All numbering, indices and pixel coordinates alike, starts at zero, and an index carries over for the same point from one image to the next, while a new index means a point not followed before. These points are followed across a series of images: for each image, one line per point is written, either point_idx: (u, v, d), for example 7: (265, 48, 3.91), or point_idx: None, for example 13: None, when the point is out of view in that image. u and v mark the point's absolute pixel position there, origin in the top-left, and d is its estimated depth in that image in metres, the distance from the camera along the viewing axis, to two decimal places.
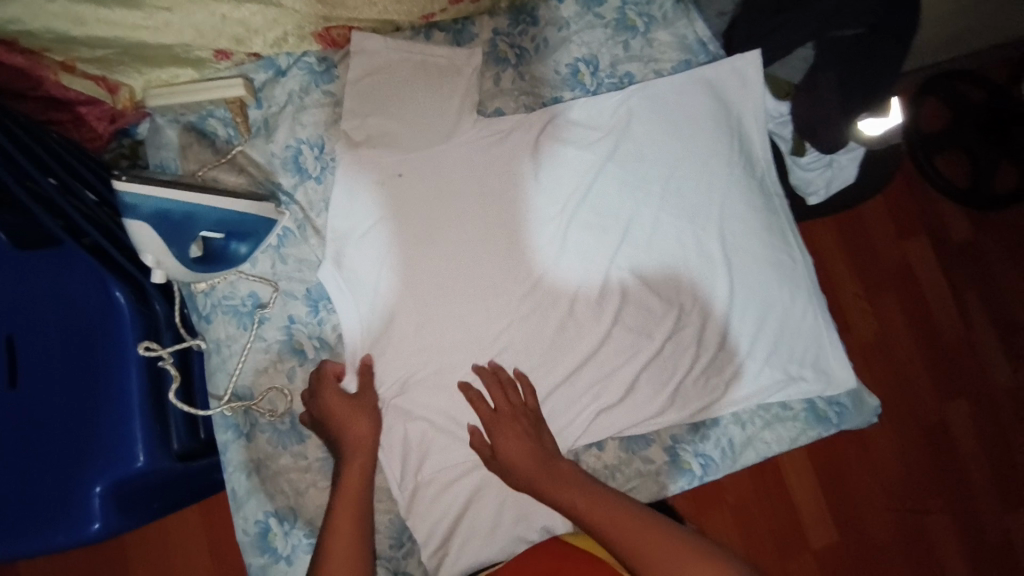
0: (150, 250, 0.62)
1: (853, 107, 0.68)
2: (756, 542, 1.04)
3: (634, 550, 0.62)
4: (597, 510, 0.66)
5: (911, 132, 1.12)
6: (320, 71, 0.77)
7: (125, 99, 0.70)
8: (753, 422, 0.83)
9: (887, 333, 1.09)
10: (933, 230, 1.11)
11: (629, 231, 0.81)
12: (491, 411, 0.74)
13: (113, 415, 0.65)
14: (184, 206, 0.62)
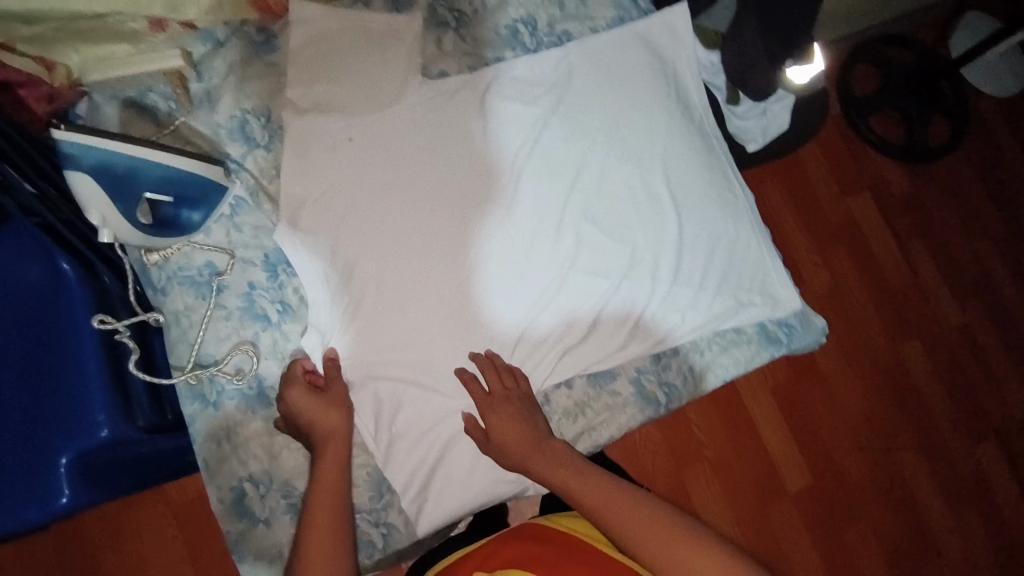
0: (93, 206, 0.63)
1: (775, 52, 0.86)
2: (731, 479, 1.27)
3: (616, 518, 0.67)
4: (587, 493, 0.70)
5: (845, 97, 1.48)
6: (260, 41, 0.79)
7: (62, 77, 0.71)
8: (711, 348, 0.86)
9: (839, 283, 1.41)
10: (872, 184, 1.47)
11: (580, 178, 0.83)
12: (485, 394, 0.75)
13: (71, 386, 0.64)
14: (128, 159, 0.62)
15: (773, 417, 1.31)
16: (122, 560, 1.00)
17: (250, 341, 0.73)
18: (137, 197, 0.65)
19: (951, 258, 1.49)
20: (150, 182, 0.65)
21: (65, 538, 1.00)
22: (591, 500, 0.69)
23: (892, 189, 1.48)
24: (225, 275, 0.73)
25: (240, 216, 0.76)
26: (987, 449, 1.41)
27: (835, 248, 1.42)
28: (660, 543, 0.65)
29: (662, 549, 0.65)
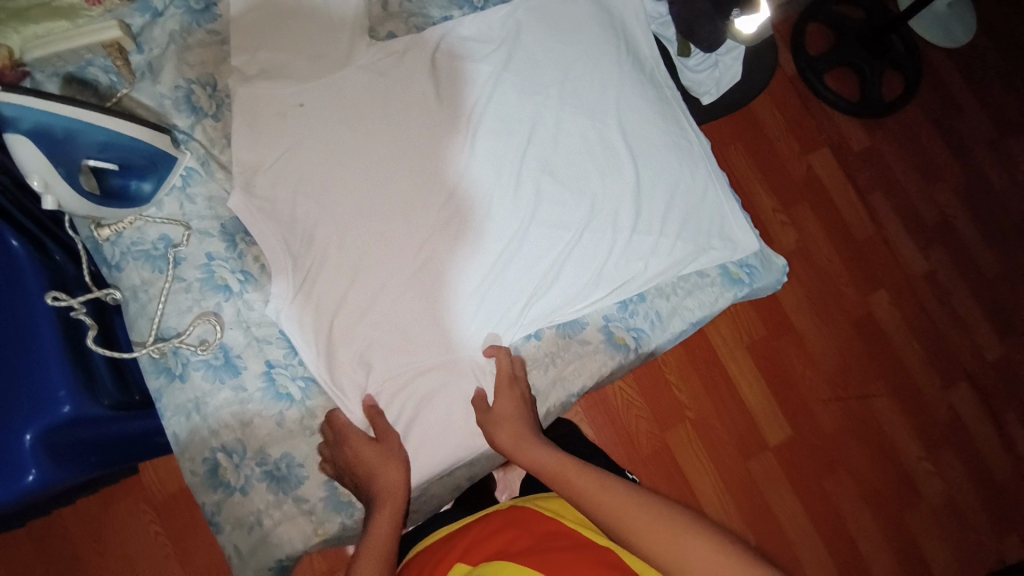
0: (35, 170, 0.60)
1: (723, 5, 0.90)
2: (715, 437, 1.29)
3: (601, 506, 0.62)
4: (569, 475, 0.66)
5: (798, 55, 1.49)
6: (199, 9, 0.77)
7: (3, 57, 0.68)
8: (676, 293, 0.88)
9: (805, 239, 1.44)
10: (830, 139, 1.50)
11: (535, 131, 0.83)
12: (510, 374, 0.77)
13: (28, 364, 0.63)
14: (64, 120, 0.60)
15: (751, 373, 1.34)
16: (106, 559, 0.99)
17: (212, 308, 0.72)
18: (79, 162, 0.63)
19: (911, 205, 1.53)
20: (90, 147, 0.64)
21: (46, 541, 0.98)
22: (574, 486, 0.65)
23: (850, 144, 1.52)
24: (182, 247, 0.73)
25: (192, 186, 0.75)
26: (956, 388, 1.46)
27: (799, 204, 1.45)
28: (644, 528, 0.58)
29: (650, 539, 0.58)
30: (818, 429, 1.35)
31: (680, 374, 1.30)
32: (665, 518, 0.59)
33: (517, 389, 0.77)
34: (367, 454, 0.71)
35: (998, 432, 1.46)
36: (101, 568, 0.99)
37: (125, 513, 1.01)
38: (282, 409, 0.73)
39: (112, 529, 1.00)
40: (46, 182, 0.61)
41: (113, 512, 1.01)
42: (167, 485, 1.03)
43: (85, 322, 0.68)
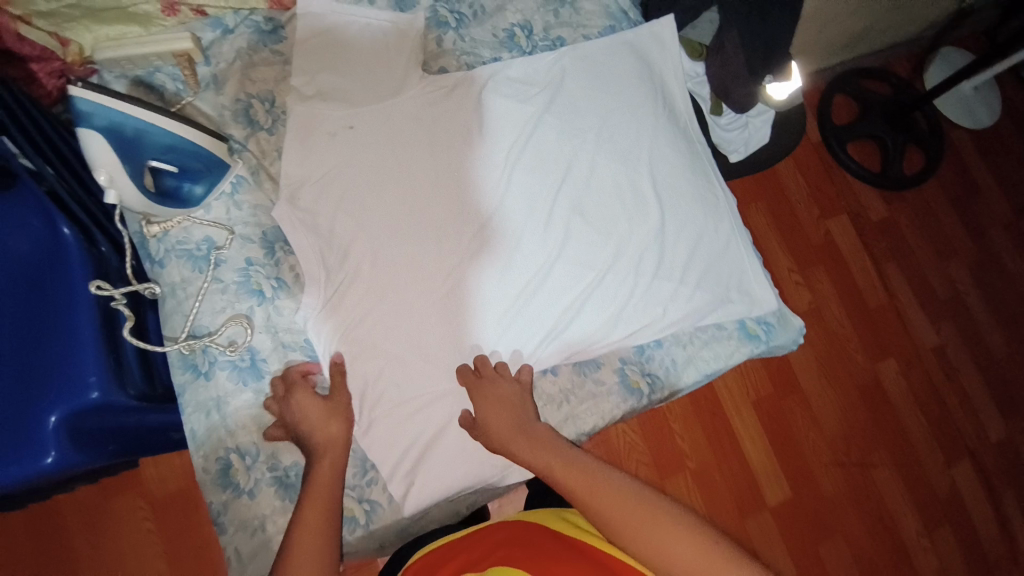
0: (102, 164, 0.64)
1: (757, 72, 0.94)
2: (714, 491, 1.28)
3: (593, 502, 0.64)
4: (567, 473, 0.68)
5: (825, 123, 1.53)
6: (267, 30, 0.82)
7: (74, 53, 0.74)
8: (692, 342, 0.87)
9: (819, 300, 1.46)
10: (849, 206, 1.54)
11: (570, 172, 0.87)
12: (474, 375, 0.76)
13: (64, 349, 0.64)
14: (135, 121, 0.64)
15: (756, 429, 1.34)
16: (94, 553, 0.99)
17: (218, 294, 0.74)
18: (143, 162, 0.67)
19: (923, 278, 1.55)
20: (155, 148, 0.67)
21: (42, 526, 0.98)
22: (566, 480, 0.67)
23: (868, 213, 1.55)
24: (222, 248, 0.75)
25: (240, 194, 0.78)
26: (959, 466, 1.45)
27: (815, 267, 1.47)
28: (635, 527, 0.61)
29: (621, 523, 0.62)
30: (819, 495, 1.34)
31: (685, 426, 1.30)
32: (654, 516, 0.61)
33: (507, 394, 0.75)
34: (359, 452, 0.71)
35: (998, 516, 1.44)
36: (89, 562, 0.99)
37: (123, 506, 1.01)
38: None
39: (106, 523, 1.00)
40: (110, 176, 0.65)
41: (112, 504, 1.01)
42: (166, 485, 1.03)
43: (122, 312, 0.70)
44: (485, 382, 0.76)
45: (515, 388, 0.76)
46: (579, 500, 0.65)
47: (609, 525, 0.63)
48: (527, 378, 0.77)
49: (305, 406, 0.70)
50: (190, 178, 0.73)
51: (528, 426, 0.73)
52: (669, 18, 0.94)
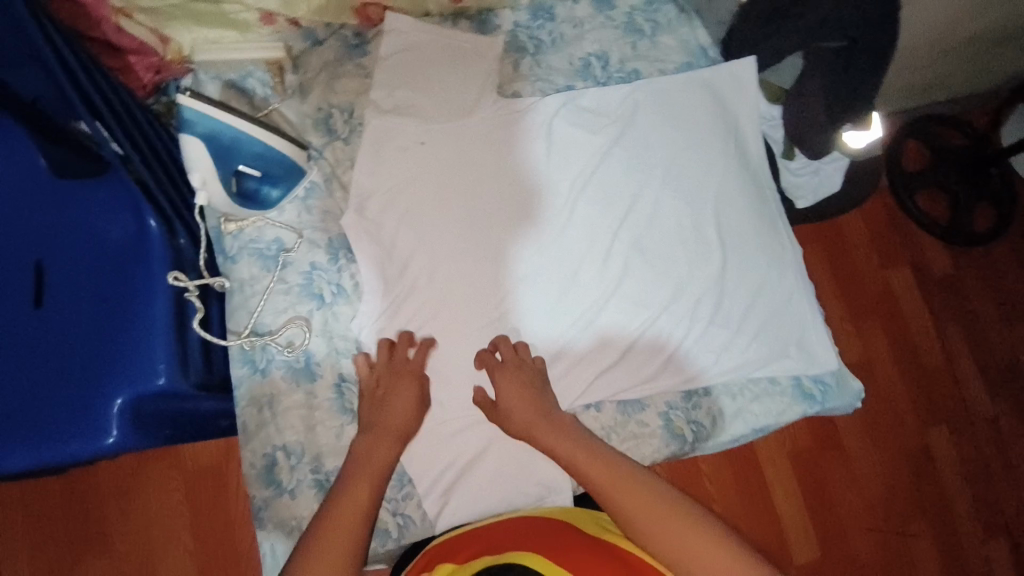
0: (199, 169, 0.69)
1: (837, 116, 0.89)
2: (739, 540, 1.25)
3: (615, 493, 0.64)
4: (586, 459, 0.68)
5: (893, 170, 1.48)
6: (355, 44, 0.85)
7: (174, 51, 0.77)
8: (743, 394, 0.84)
9: (873, 353, 1.40)
10: (915, 260, 1.47)
11: (633, 208, 0.87)
12: (497, 362, 0.77)
13: (137, 335, 0.68)
14: (232, 130, 0.69)
15: (790, 483, 1.29)
16: (127, 520, 1.03)
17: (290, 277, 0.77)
18: (235, 166, 0.71)
19: (991, 345, 1.46)
20: (248, 155, 0.71)
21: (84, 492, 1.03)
22: (586, 468, 0.67)
23: (933, 268, 1.47)
24: (290, 250, 0.78)
25: (312, 199, 0.80)
26: (1011, 552, 1.35)
27: (872, 320, 1.42)
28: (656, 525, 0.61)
29: (640, 511, 0.62)
30: (850, 558, 1.28)
31: (717, 470, 1.27)
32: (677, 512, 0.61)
33: (544, 399, 0.74)
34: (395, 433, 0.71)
35: None
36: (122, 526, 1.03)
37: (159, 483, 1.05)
38: (343, 423, 0.75)
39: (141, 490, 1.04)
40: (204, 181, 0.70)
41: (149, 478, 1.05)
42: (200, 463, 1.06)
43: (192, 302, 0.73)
44: (509, 370, 0.75)
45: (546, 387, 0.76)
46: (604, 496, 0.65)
47: (632, 522, 0.62)
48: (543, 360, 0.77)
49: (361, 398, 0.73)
50: (271, 182, 0.75)
51: (552, 410, 0.73)
52: (750, 60, 0.94)
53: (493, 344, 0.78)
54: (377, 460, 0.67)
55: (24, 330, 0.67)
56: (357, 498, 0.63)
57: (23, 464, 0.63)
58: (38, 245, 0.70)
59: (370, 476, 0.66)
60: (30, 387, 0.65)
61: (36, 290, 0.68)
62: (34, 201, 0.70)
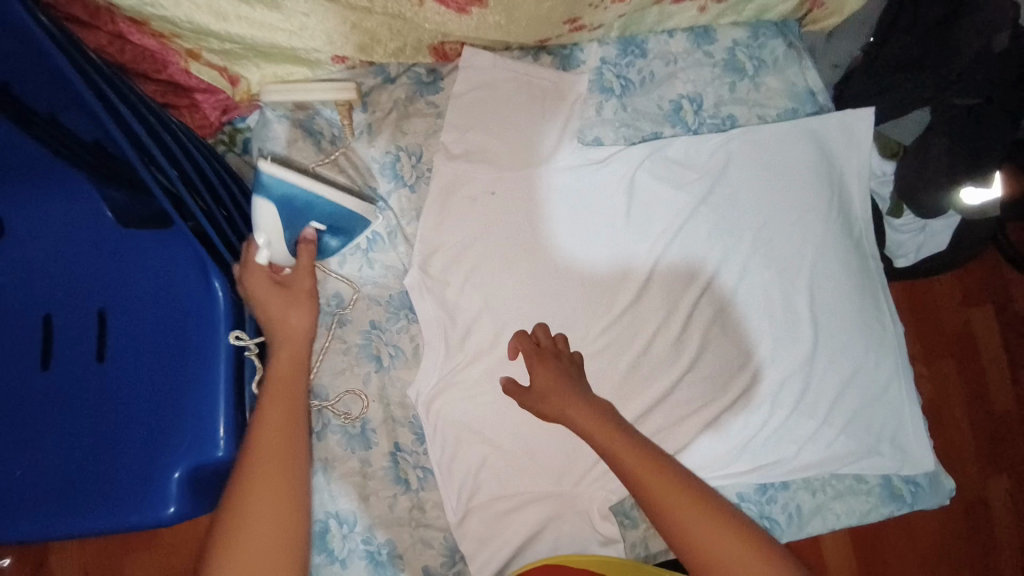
0: (267, 230, 0.65)
1: (959, 175, 0.79)
2: None
3: (659, 499, 0.59)
4: (615, 443, 0.62)
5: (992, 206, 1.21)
6: (427, 81, 0.79)
7: (242, 91, 0.73)
8: (824, 490, 0.79)
9: (940, 395, 1.20)
10: (999, 299, 1.22)
11: (718, 275, 0.79)
12: (533, 346, 0.69)
13: (198, 401, 0.68)
14: (307, 196, 0.65)
15: (852, 564, 1.13)
16: None
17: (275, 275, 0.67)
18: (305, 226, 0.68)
19: None
20: (320, 214, 0.68)
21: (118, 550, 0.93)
22: (621, 458, 0.61)
23: (1014, 306, 1.22)
24: (350, 308, 0.75)
25: (374, 252, 0.76)
26: None
27: (943, 360, 1.20)
28: (697, 532, 0.58)
29: (683, 523, 0.58)
30: None
31: None
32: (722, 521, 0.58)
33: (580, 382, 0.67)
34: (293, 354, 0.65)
35: None
36: None
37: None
38: (397, 493, 0.73)
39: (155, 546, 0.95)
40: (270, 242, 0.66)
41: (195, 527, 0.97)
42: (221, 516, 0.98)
43: (250, 359, 0.72)
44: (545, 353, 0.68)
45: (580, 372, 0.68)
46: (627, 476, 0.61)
47: (651, 505, 0.60)
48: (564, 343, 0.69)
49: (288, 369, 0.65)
50: (337, 232, 0.73)
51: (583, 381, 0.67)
52: (869, 111, 0.80)
53: (533, 334, 0.70)
54: (282, 372, 0.64)
55: (92, 387, 0.68)
56: (271, 421, 0.61)
57: (85, 526, 0.65)
58: (100, 293, 0.70)
59: (282, 395, 0.63)
60: (95, 446, 0.67)
61: (99, 343, 0.69)
62: (96, 248, 0.71)
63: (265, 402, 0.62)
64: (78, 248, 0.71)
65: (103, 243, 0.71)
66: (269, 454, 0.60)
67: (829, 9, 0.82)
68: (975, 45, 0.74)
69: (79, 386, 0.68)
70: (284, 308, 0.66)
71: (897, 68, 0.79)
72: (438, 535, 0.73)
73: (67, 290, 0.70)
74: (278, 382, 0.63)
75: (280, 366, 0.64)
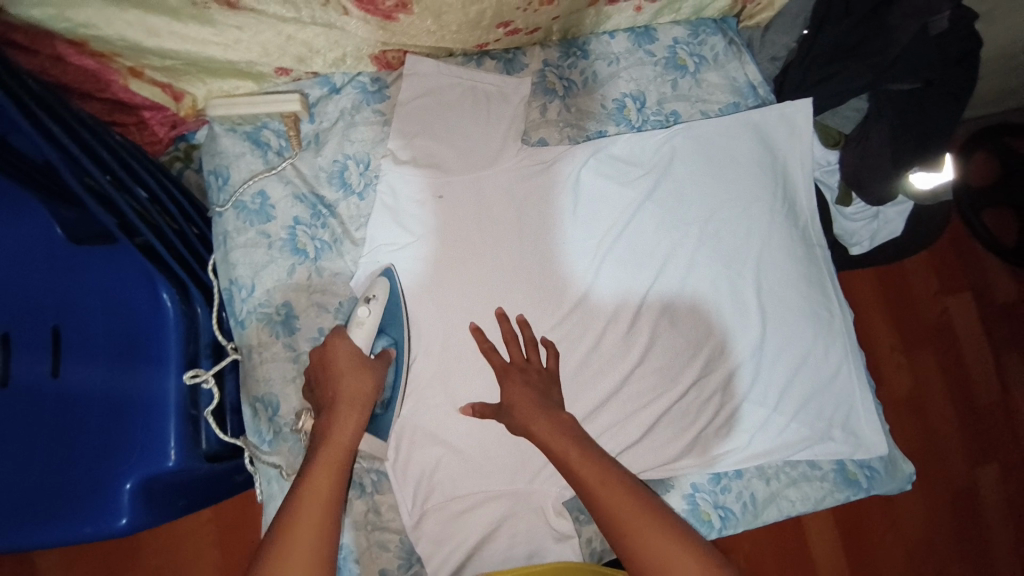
0: (374, 292, 0.72)
1: (904, 158, 0.79)
2: None
3: (561, 455, 0.65)
4: (532, 412, 0.69)
5: (959, 189, 1.21)
6: (372, 91, 0.81)
7: (187, 107, 0.75)
8: (778, 478, 0.80)
9: (921, 385, 1.18)
10: (974, 285, 1.21)
11: (665, 267, 0.80)
12: (503, 363, 0.73)
13: (149, 413, 0.71)
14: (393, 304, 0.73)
15: (835, 553, 1.12)
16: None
17: (366, 354, 0.69)
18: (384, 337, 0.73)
19: None
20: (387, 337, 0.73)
21: (112, 554, 0.98)
22: (541, 435, 0.67)
23: (994, 294, 1.22)
24: (300, 314, 0.75)
25: (322, 260, 0.77)
26: None
27: (923, 348, 1.19)
28: (598, 486, 0.62)
29: (588, 477, 0.63)
30: None
31: (754, 534, 1.10)
32: (631, 490, 0.62)
33: (550, 396, 0.71)
34: (356, 393, 0.66)
35: None
36: None
37: (193, 535, 0.99)
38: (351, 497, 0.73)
39: (133, 564, 0.98)
40: (371, 295, 0.71)
41: (180, 526, 0.99)
42: (194, 534, 0.99)
43: (206, 389, 0.75)
44: (513, 369, 0.73)
45: (551, 390, 0.72)
46: (580, 485, 0.63)
47: (572, 473, 0.64)
48: (536, 359, 0.74)
49: (340, 428, 0.63)
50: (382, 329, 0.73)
51: (553, 409, 0.69)
52: (807, 101, 0.82)
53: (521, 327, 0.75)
54: (337, 442, 0.62)
55: (46, 402, 0.68)
56: (316, 493, 0.58)
57: (32, 543, 0.64)
58: (51, 309, 0.70)
59: (332, 464, 0.60)
60: (45, 462, 0.67)
61: (52, 358, 0.69)
62: (45, 264, 0.71)
63: (315, 475, 0.59)
64: (27, 263, 0.70)
65: (54, 260, 0.71)
66: (307, 525, 0.55)
67: (762, 4, 0.86)
68: (910, 27, 0.73)
69: (32, 402, 0.68)
70: (347, 371, 0.67)
71: (831, 59, 0.80)
72: (393, 538, 0.74)
73: (19, 308, 0.69)
74: (330, 455, 0.61)
75: (334, 436, 0.63)
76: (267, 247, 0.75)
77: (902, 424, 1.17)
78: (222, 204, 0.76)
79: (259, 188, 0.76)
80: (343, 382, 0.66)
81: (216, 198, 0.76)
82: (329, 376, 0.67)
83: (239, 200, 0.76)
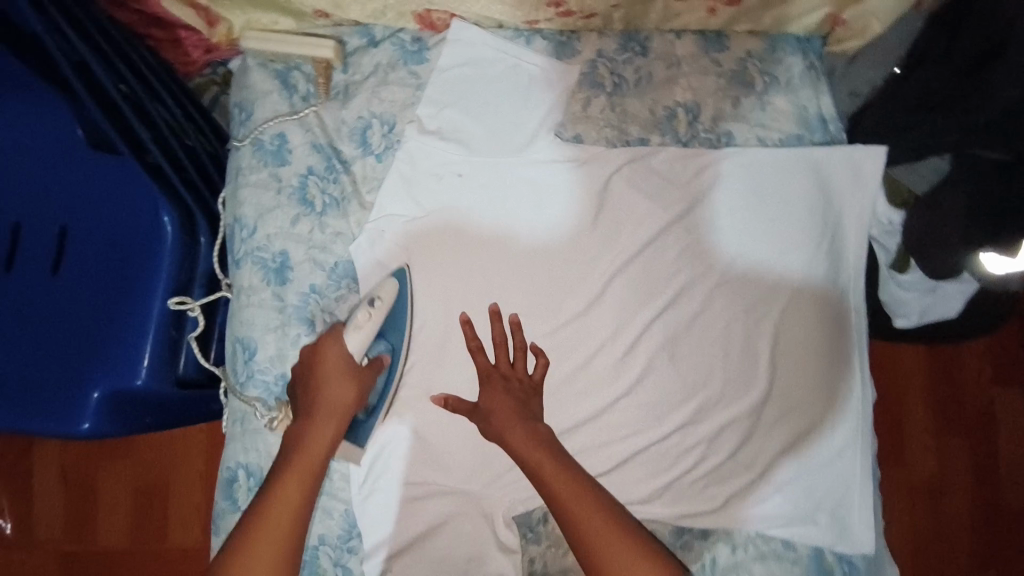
0: (381, 295, 0.68)
1: (974, 239, 0.69)
2: None
3: (527, 456, 0.65)
4: (506, 423, 0.67)
5: None
6: (412, 50, 0.76)
7: (222, 34, 0.74)
8: (745, 548, 0.73)
9: (944, 478, 1.08)
10: None
11: (676, 301, 0.74)
12: (487, 366, 0.70)
13: (130, 328, 0.71)
14: (400, 307, 0.70)
15: None
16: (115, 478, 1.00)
17: (357, 361, 0.67)
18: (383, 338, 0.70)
19: None
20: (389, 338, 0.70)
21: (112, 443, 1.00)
22: (507, 434, 0.67)
23: None
24: (294, 267, 0.73)
25: (327, 217, 0.74)
26: None
27: (956, 438, 1.08)
28: (563, 491, 0.63)
29: (554, 484, 0.63)
30: None
31: None
32: (591, 497, 0.63)
33: (529, 408, 0.69)
34: (341, 402, 0.66)
35: None
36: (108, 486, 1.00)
37: (180, 449, 0.99)
38: None
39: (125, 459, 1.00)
40: (377, 297, 0.68)
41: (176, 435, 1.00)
42: (184, 447, 1.00)
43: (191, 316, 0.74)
44: (495, 373, 0.70)
45: (531, 400, 0.70)
46: (552, 497, 0.63)
47: (537, 476, 0.64)
48: (521, 371, 0.70)
49: (316, 435, 0.65)
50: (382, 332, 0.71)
51: (530, 416, 0.68)
52: (879, 150, 0.73)
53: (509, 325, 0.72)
54: (312, 451, 0.64)
55: (42, 296, 0.71)
56: (283, 505, 0.61)
57: (12, 424, 0.69)
58: (62, 208, 0.71)
59: (301, 476, 0.63)
60: (33, 351, 0.70)
61: (55, 256, 0.71)
62: (63, 165, 0.70)
63: (285, 483, 0.63)
64: (43, 162, 0.71)
65: (72, 161, 0.70)
66: (268, 541, 0.59)
67: (852, 30, 0.76)
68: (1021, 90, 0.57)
69: (31, 292, 0.71)
70: (333, 374, 0.67)
71: (918, 108, 0.67)
72: (337, 508, 0.71)
73: (36, 202, 0.71)
74: (300, 466, 0.64)
75: (308, 443, 0.65)
76: (276, 192, 0.74)
77: (911, 513, 1.08)
78: (240, 138, 0.75)
79: (279, 131, 0.74)
80: (327, 388, 0.66)
81: (237, 132, 0.75)
82: (312, 373, 0.67)
83: (257, 138, 0.74)
